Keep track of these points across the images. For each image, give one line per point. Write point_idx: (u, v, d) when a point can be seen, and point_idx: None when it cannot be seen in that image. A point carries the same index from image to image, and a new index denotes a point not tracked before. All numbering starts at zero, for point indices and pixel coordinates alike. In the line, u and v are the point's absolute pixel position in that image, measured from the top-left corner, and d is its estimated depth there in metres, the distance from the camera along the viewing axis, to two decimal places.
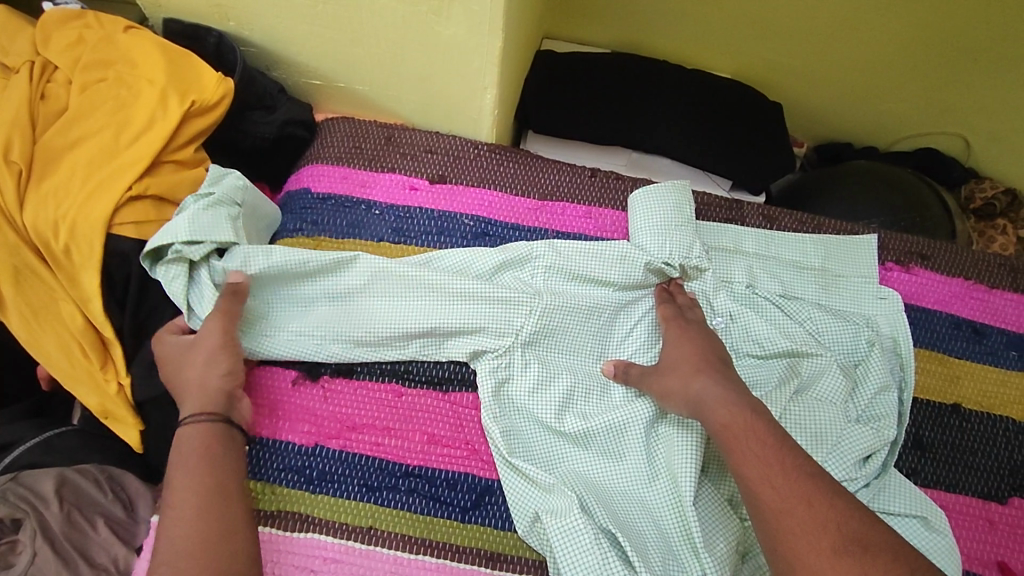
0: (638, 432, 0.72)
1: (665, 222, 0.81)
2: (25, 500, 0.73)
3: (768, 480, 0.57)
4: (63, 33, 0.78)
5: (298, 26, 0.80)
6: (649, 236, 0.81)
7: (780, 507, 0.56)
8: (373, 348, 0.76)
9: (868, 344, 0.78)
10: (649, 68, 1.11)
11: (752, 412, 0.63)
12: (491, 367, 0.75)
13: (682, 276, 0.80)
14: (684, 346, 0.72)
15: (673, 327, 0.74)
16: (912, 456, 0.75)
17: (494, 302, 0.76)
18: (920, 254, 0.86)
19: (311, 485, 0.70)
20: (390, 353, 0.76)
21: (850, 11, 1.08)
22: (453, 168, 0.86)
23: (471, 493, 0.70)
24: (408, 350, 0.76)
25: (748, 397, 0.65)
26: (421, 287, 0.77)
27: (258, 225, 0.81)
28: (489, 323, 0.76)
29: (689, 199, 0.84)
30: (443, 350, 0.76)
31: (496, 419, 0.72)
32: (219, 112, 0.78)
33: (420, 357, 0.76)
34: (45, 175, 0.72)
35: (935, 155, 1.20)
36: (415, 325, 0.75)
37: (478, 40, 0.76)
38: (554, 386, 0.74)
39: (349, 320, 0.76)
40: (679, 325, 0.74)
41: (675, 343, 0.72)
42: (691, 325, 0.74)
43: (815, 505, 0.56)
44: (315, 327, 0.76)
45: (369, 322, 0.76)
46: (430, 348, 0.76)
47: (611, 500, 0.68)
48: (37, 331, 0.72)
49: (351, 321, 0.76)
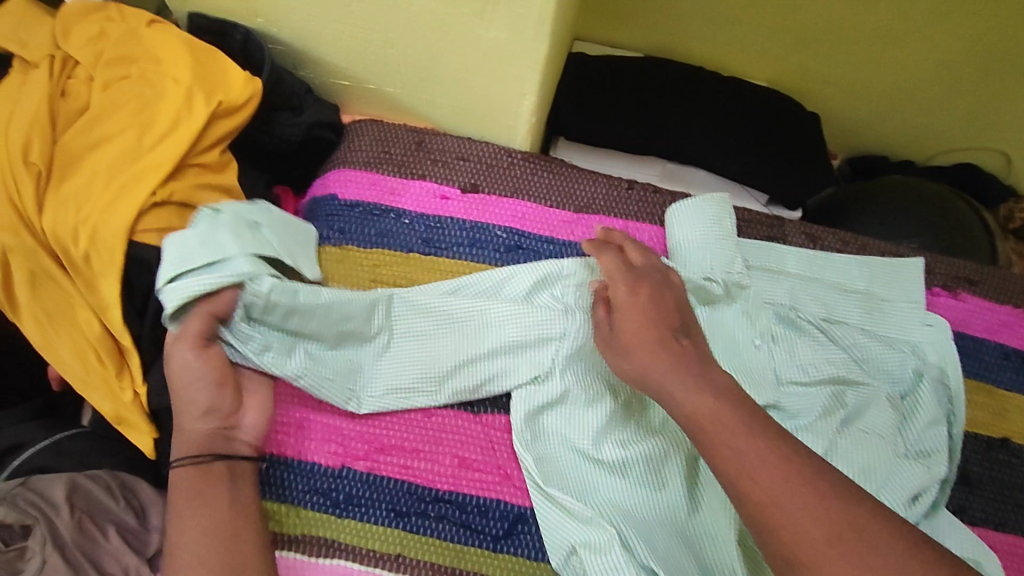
0: (679, 462, 0.69)
1: (704, 236, 0.78)
2: (35, 506, 0.71)
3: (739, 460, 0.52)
4: (85, 26, 0.74)
5: (329, 24, 0.76)
6: (688, 253, 0.78)
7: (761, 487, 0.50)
8: (404, 395, 0.72)
9: (916, 373, 0.76)
10: (685, 74, 1.08)
11: (727, 396, 0.56)
12: (526, 394, 0.72)
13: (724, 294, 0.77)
14: (641, 312, 0.63)
15: (619, 286, 0.66)
16: (960, 491, 0.72)
17: (530, 324, 0.73)
18: (968, 279, 0.83)
19: (338, 509, 0.67)
20: (422, 401, 0.72)
21: (898, 20, 1.04)
22: (486, 177, 0.83)
23: (503, 521, 0.68)
24: (442, 392, 0.72)
25: (706, 376, 0.58)
26: (452, 316, 0.74)
27: (296, 239, 0.75)
28: (529, 341, 0.73)
29: (729, 212, 0.81)
30: (480, 389, 0.72)
31: (525, 446, 0.70)
32: (247, 112, 0.75)
33: (455, 401, 0.72)
34: (64, 177, 0.69)
35: (975, 172, 1.18)
36: (454, 363, 0.72)
37: (521, 46, 0.72)
38: (596, 409, 0.71)
39: (384, 361, 0.73)
40: (626, 284, 0.66)
41: (631, 314, 0.63)
42: (645, 288, 0.66)
43: (852, 525, 0.48)
44: (348, 368, 0.72)
45: (405, 363, 0.73)
46: (464, 393, 0.72)
47: (651, 530, 0.66)
48: (51, 335, 0.70)
49: (381, 365, 0.73)
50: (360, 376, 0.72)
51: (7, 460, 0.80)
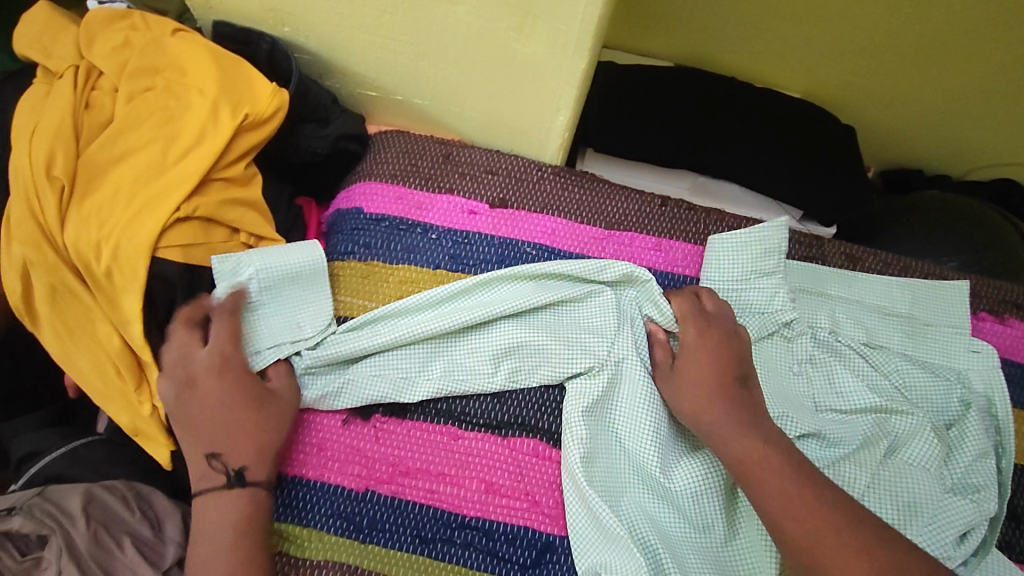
0: (720, 491, 0.67)
1: (742, 273, 0.77)
2: (52, 516, 0.70)
3: (791, 521, 0.56)
4: (109, 35, 0.73)
5: (359, 35, 0.74)
6: (723, 290, 0.77)
7: (812, 550, 0.55)
8: (451, 383, 0.70)
9: (961, 403, 0.72)
10: (717, 85, 1.05)
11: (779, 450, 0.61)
12: (581, 390, 0.70)
13: (768, 327, 0.75)
14: (705, 361, 0.68)
15: (688, 326, 0.70)
16: (1007, 527, 0.69)
17: (574, 331, 0.72)
18: (1015, 303, 0.80)
19: (361, 534, 0.65)
20: (468, 385, 0.70)
21: (943, 32, 1.00)
22: (515, 192, 0.80)
23: (531, 549, 0.65)
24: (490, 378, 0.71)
25: (760, 431, 0.63)
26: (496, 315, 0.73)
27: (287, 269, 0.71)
28: (572, 348, 0.71)
29: (779, 240, 0.76)
30: (525, 377, 0.71)
31: (577, 441, 0.67)
32: (274, 125, 0.73)
33: (501, 388, 0.71)
34: (88, 192, 0.68)
35: (1016, 188, 1.15)
36: (497, 354, 0.71)
37: (558, 62, 0.70)
38: (645, 421, 0.69)
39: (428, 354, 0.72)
40: (696, 326, 0.70)
41: (694, 361, 0.68)
42: (713, 332, 0.69)
43: None
44: (393, 371, 0.71)
45: (454, 357, 0.72)
46: (516, 375, 0.71)
47: (684, 555, 0.64)
48: (71, 347, 0.69)
49: (429, 359, 0.72)
50: (417, 372, 0.71)
51: (25, 468, 0.80)
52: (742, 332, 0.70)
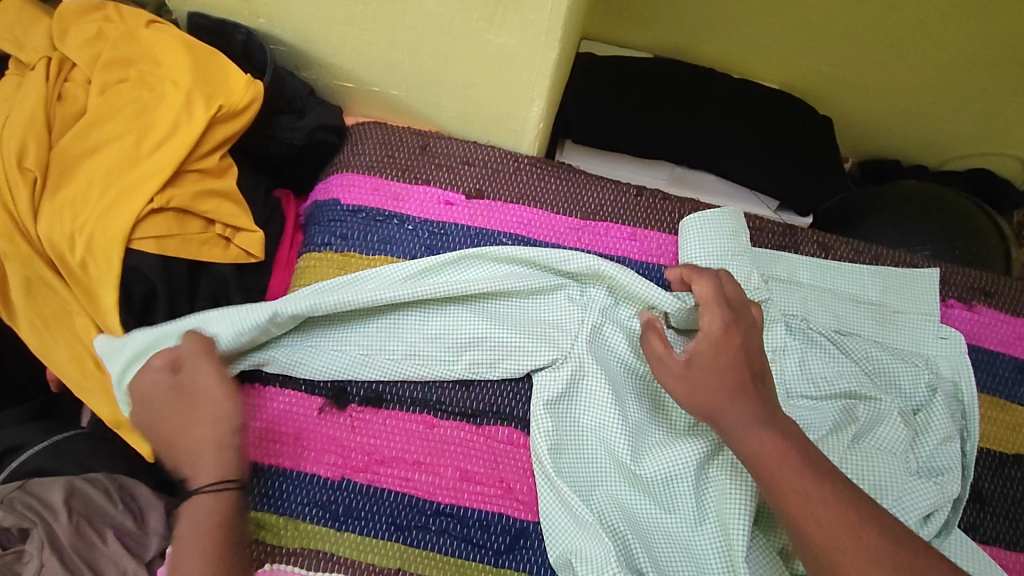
0: (691, 478, 0.67)
1: (719, 256, 0.78)
2: (33, 509, 0.72)
3: None
4: (82, 26, 0.73)
5: (333, 25, 0.74)
6: None
7: None
8: (427, 371, 0.71)
9: (929, 388, 0.74)
10: (695, 75, 1.06)
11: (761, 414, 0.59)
12: (550, 381, 0.71)
13: None
14: (722, 353, 0.62)
15: (715, 317, 0.65)
16: (973, 510, 0.71)
17: (547, 324, 0.74)
18: (984, 290, 0.81)
19: (336, 522, 0.66)
20: (442, 372, 0.71)
21: (917, 21, 1.01)
22: (492, 183, 0.81)
23: (505, 536, 0.67)
24: (465, 367, 0.72)
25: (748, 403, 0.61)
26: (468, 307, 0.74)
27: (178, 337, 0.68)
28: (545, 338, 0.72)
29: (746, 224, 0.80)
30: (498, 365, 0.72)
31: (545, 431, 0.68)
32: (248, 117, 0.73)
33: (471, 376, 0.72)
34: (61, 183, 0.68)
35: (989, 177, 1.17)
36: (468, 343, 0.72)
37: (531, 52, 0.70)
38: (614, 409, 0.70)
39: (404, 342, 0.72)
40: (723, 318, 0.65)
41: (710, 353, 0.62)
42: (738, 325, 0.65)
43: None
44: (370, 351, 0.72)
45: (430, 348, 0.72)
46: (489, 362, 0.72)
47: (653, 540, 0.65)
48: (48, 340, 0.70)
49: (403, 346, 0.72)
50: (375, 350, 0.72)
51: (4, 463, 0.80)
52: (757, 309, 0.69)
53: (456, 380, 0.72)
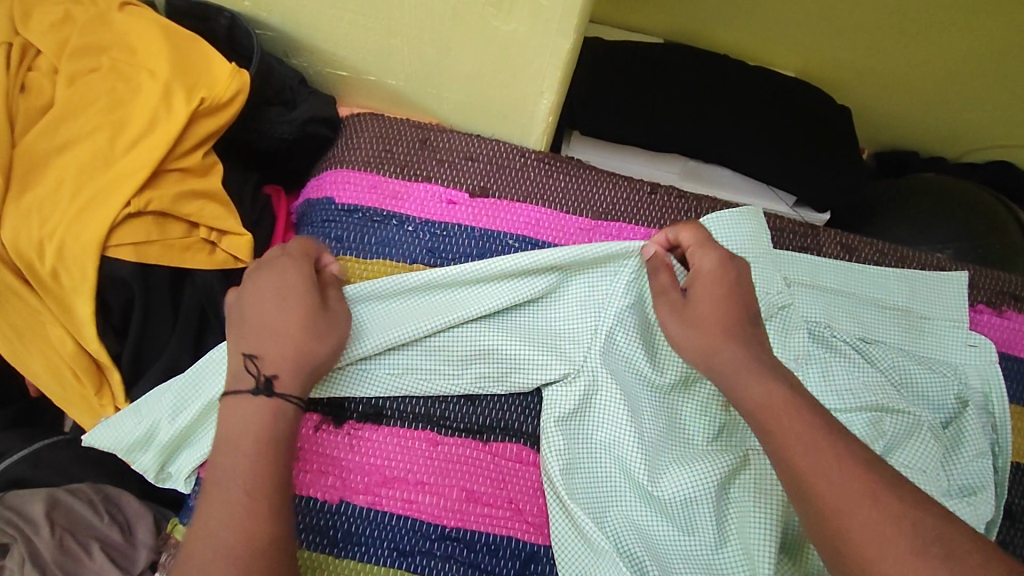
0: (711, 499, 0.63)
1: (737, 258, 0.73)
2: (11, 525, 0.67)
3: None
4: (48, 8, 0.66)
5: (326, 10, 0.68)
6: None
7: None
8: (431, 386, 0.67)
9: (958, 400, 0.70)
10: (708, 63, 1.00)
11: None
12: (562, 397, 0.67)
13: (765, 312, 0.72)
14: (719, 290, 0.60)
15: (707, 255, 0.62)
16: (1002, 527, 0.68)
17: (557, 335, 0.69)
18: (1013, 294, 0.78)
19: (336, 549, 0.62)
20: (445, 386, 0.67)
21: (943, 7, 0.96)
22: (497, 180, 0.76)
23: (514, 560, 0.63)
24: (472, 381, 0.67)
25: None
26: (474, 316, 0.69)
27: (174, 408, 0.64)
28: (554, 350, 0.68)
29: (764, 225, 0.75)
30: (506, 378, 0.67)
31: (557, 451, 0.64)
32: (233, 110, 0.67)
33: (477, 391, 0.67)
34: (28, 183, 0.62)
35: (1010, 170, 1.13)
36: (474, 355, 0.67)
37: (542, 40, 0.65)
38: (629, 425, 0.66)
39: (409, 355, 0.67)
40: (717, 254, 0.62)
41: (707, 287, 0.60)
42: (732, 263, 0.62)
43: None
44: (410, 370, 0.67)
45: (436, 362, 0.67)
46: (496, 375, 0.67)
47: (671, 564, 0.61)
48: (23, 350, 0.66)
49: (409, 360, 0.67)
50: (384, 363, 0.67)
51: None
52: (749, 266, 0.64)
53: (461, 394, 0.67)
